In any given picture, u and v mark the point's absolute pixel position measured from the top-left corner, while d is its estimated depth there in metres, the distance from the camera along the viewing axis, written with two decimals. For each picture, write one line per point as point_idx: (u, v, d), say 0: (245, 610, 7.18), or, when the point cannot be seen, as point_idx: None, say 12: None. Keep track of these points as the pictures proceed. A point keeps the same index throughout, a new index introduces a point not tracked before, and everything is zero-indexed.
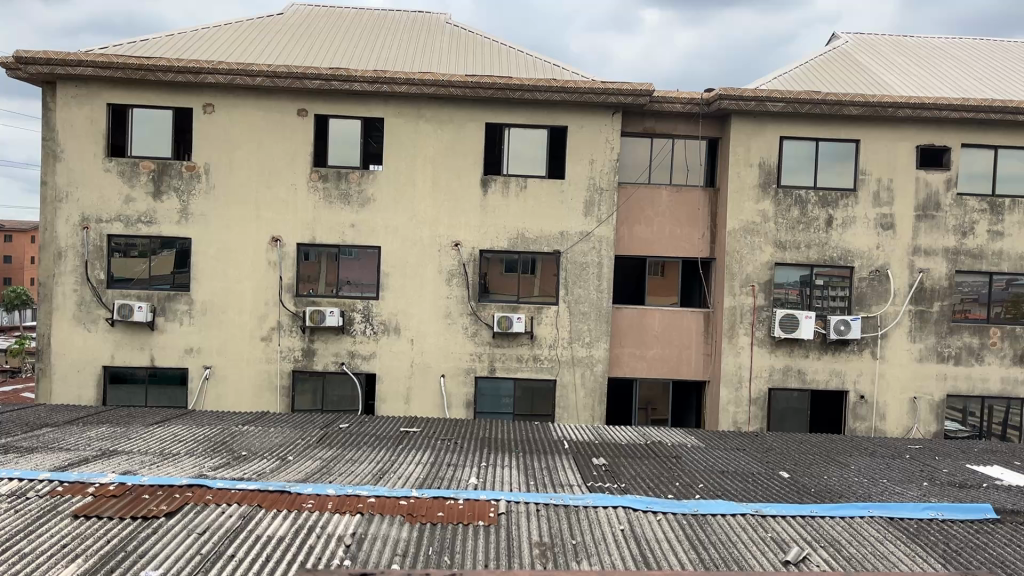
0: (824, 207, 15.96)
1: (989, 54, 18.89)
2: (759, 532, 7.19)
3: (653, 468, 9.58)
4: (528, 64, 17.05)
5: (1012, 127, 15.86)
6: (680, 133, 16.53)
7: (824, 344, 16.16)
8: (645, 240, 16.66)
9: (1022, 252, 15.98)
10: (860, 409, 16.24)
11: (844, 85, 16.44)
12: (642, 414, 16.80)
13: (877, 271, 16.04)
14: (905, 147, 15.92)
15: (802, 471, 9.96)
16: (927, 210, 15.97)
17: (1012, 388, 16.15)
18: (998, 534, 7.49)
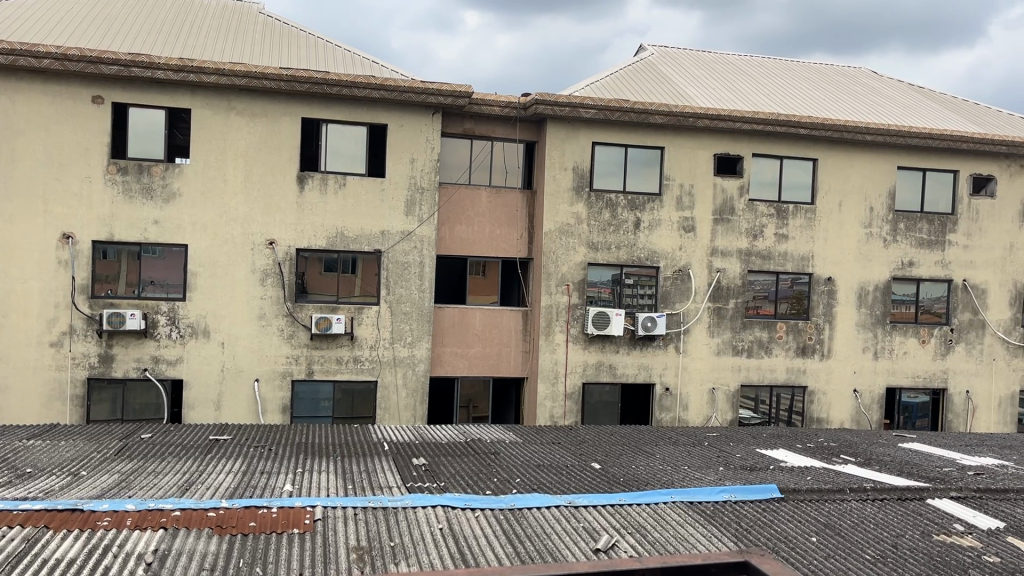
0: (633, 210, 16.84)
1: (776, 72, 20.69)
2: (573, 522, 7.48)
3: (472, 465, 9.71)
4: (346, 59, 16.74)
5: (795, 139, 17.43)
6: (499, 135, 16.81)
7: (633, 340, 17.03)
8: (465, 240, 16.83)
9: (803, 253, 17.62)
10: (666, 400, 17.27)
11: (651, 94, 17.43)
12: (463, 413, 16.97)
13: (680, 271, 17.12)
14: (705, 156, 17.08)
15: (612, 462, 10.46)
16: (723, 215, 17.22)
17: (795, 376, 17.77)
18: (782, 511, 8.23)
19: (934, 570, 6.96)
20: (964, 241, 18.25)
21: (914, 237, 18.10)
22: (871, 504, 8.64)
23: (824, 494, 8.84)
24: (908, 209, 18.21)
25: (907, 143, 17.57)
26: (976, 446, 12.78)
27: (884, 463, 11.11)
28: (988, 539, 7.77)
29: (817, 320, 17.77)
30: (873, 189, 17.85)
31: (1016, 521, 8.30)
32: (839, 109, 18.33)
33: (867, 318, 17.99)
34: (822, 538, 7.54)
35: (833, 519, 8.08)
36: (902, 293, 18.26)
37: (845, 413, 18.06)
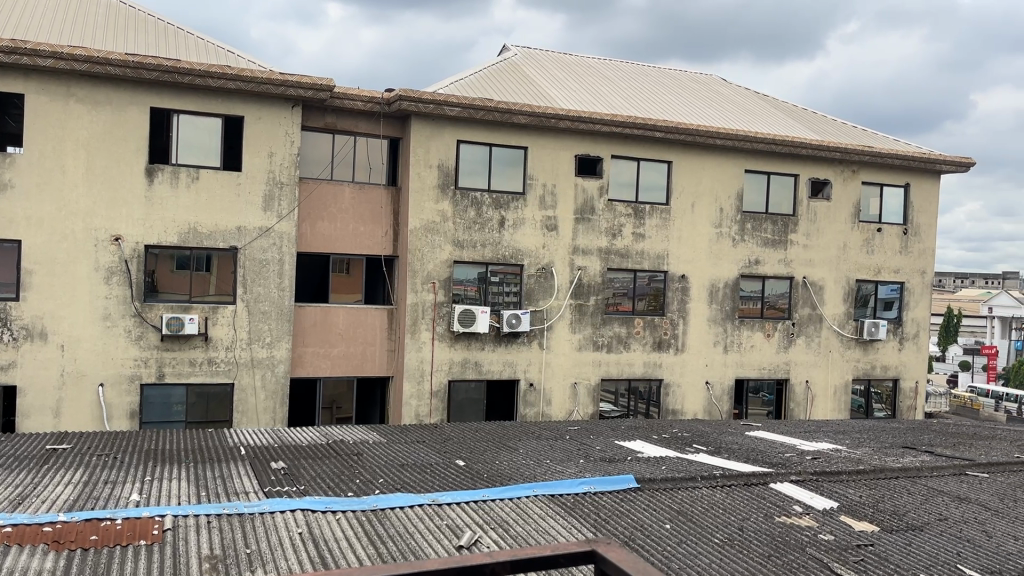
0: (497, 209, 16.99)
1: (633, 76, 21.44)
2: (436, 520, 7.47)
3: (333, 467, 9.53)
4: (199, 48, 16.01)
5: (651, 142, 18.11)
6: (361, 131, 16.54)
7: (498, 337, 17.19)
8: (328, 237, 16.47)
9: (659, 252, 18.34)
10: (530, 396, 17.55)
11: (513, 94, 17.65)
12: (326, 414, 16.62)
13: (543, 269, 17.43)
14: (566, 156, 17.45)
15: (476, 458, 10.53)
16: (584, 214, 17.67)
17: (652, 370, 18.47)
18: (638, 500, 8.54)
19: (776, 550, 7.43)
20: (804, 241, 19.52)
21: (759, 237, 19.19)
22: (719, 490, 9.11)
23: (677, 482, 9.23)
24: (754, 210, 19.28)
25: (753, 147, 18.61)
26: (813, 432, 13.70)
27: (732, 451, 11.73)
28: (824, 519, 8.37)
29: (672, 316, 18.56)
30: (723, 191, 18.78)
31: (848, 501, 8.98)
32: (692, 114, 19.18)
33: (717, 313, 18.93)
34: (675, 525, 7.88)
35: (686, 506, 8.46)
36: (749, 290, 19.33)
37: (698, 404, 18.96)
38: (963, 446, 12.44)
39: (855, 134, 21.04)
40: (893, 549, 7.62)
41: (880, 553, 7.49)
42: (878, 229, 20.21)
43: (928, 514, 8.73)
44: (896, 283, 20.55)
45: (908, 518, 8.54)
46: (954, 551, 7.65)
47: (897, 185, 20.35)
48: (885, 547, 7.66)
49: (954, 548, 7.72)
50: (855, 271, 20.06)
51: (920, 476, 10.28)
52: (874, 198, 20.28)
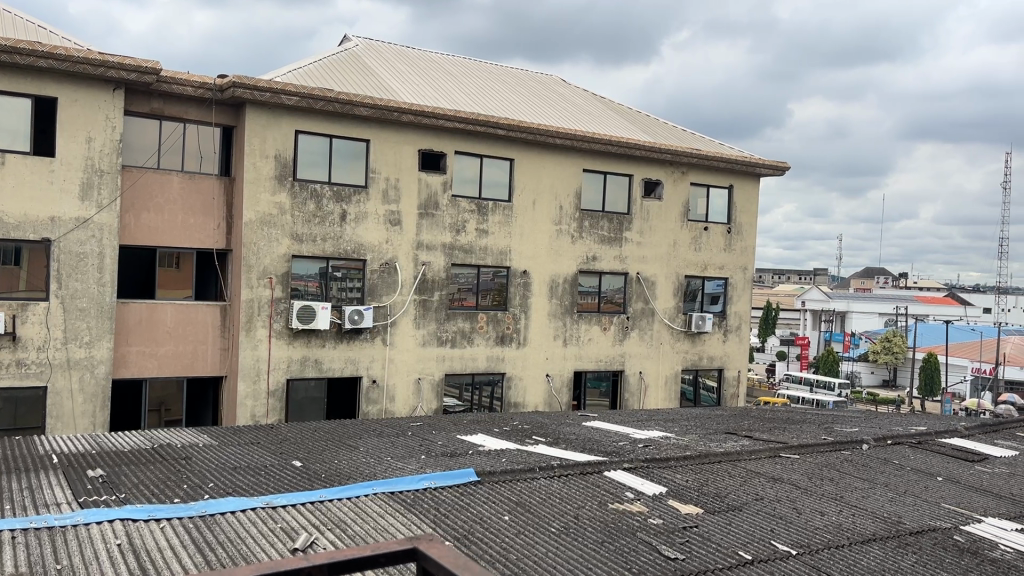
0: (338, 202, 16.62)
1: (476, 73, 21.58)
2: (270, 524, 7.21)
3: (159, 473, 8.99)
4: (5, 21, 14.63)
5: (494, 140, 18.28)
6: (192, 118, 15.69)
7: (340, 334, 16.84)
8: (154, 229, 15.53)
9: (502, 248, 18.58)
10: (372, 393, 17.33)
11: (354, 86, 17.31)
12: (153, 416, 15.71)
13: (386, 265, 17.23)
14: (409, 150, 17.32)
15: (314, 458, 10.26)
16: (427, 209, 17.61)
17: (495, 364, 18.71)
18: (478, 494, 8.61)
19: (609, 536, 7.71)
20: (638, 239, 20.36)
21: (596, 234, 19.84)
22: (557, 480, 9.35)
23: (516, 474, 9.38)
24: (593, 208, 19.90)
25: (591, 147, 19.22)
26: (645, 421, 14.34)
27: (570, 441, 12.06)
28: (653, 503, 8.78)
29: (514, 311, 18.86)
30: (562, 189, 19.26)
31: (675, 486, 9.46)
32: (533, 113, 19.53)
33: (558, 308, 19.44)
34: (514, 516, 8.01)
35: (524, 498, 8.62)
36: (588, 285, 19.95)
37: (539, 396, 19.40)
38: (778, 430, 13.39)
39: (684, 138, 22.16)
40: (715, 529, 8.10)
41: (702, 533, 7.94)
42: (705, 228, 21.40)
43: (747, 495, 9.34)
44: (720, 278, 21.86)
45: (728, 499, 9.11)
46: (768, 528, 8.23)
47: (722, 187, 21.62)
48: (708, 527, 8.13)
49: (769, 525, 8.31)
50: (685, 267, 21.15)
51: (740, 459, 10.98)
52: (701, 198, 21.43)
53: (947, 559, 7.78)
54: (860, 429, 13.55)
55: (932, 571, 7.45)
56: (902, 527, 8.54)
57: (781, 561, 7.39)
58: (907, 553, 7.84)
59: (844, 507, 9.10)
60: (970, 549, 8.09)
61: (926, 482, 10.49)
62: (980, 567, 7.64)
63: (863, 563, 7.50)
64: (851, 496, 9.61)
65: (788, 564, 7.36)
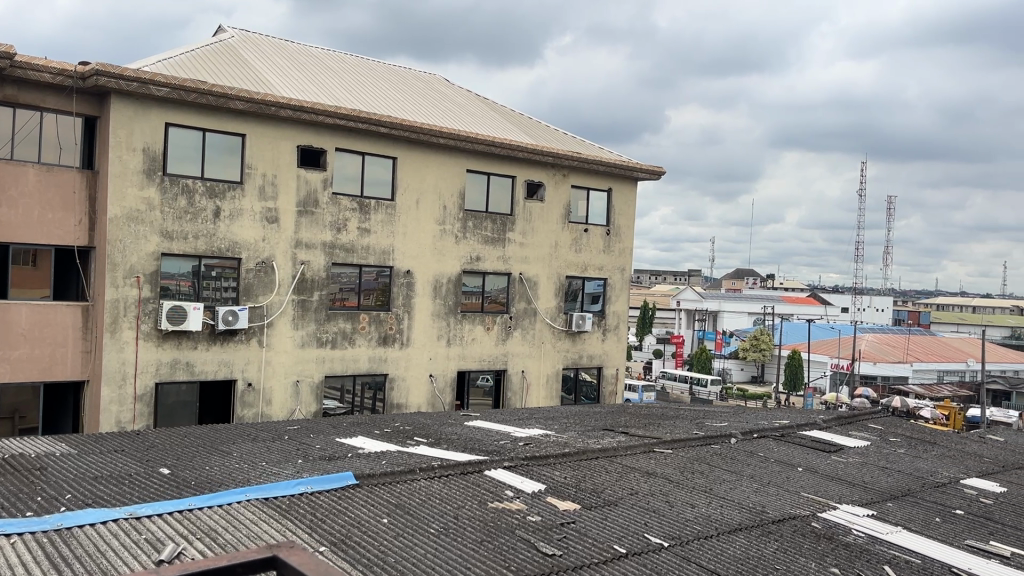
0: (211, 198, 16.00)
1: (359, 69, 21.26)
2: (133, 536, 6.86)
3: (10, 485, 8.40)
4: None
5: (376, 138, 18.05)
6: (50, 106, 14.73)
7: (213, 335, 16.22)
8: (7, 224, 14.48)
9: (384, 248, 18.37)
10: (248, 396, 16.80)
11: (229, 78, 16.72)
12: (6, 425, 14.67)
13: (263, 264, 16.72)
14: (288, 146, 16.87)
15: (183, 465, 9.84)
16: (306, 207, 17.20)
17: (377, 365, 18.48)
18: (356, 497, 8.48)
19: (488, 535, 7.75)
20: (520, 239, 20.55)
21: (479, 235, 19.90)
22: (437, 481, 9.31)
23: (396, 476, 9.28)
24: (476, 208, 19.93)
25: (474, 148, 19.27)
26: (525, 419, 14.51)
27: (451, 441, 12.05)
28: (532, 501, 8.88)
29: (397, 311, 18.68)
30: (446, 189, 19.21)
31: (554, 483, 9.61)
32: (416, 112, 19.40)
33: (441, 308, 19.39)
34: (393, 518, 7.93)
35: (403, 500, 8.55)
36: (471, 285, 19.98)
37: (421, 397, 19.30)
38: (653, 425, 13.82)
39: (565, 141, 22.54)
40: (591, 524, 8.27)
41: (579, 529, 8.10)
42: (585, 230, 21.82)
43: (622, 490, 9.60)
44: (600, 279, 22.37)
45: (605, 494, 9.34)
46: (642, 521, 8.48)
47: (602, 190, 22.10)
48: (584, 523, 8.30)
49: (642, 519, 8.57)
50: (566, 268, 21.52)
51: (617, 455, 11.26)
52: (581, 201, 21.82)
53: (806, 545, 8.25)
54: (728, 423, 14.16)
55: (792, 557, 7.87)
56: (766, 516, 8.99)
57: (653, 553, 7.64)
58: (770, 541, 8.26)
59: (713, 499, 9.49)
60: (826, 535, 8.60)
61: (788, 472, 11.08)
62: (835, 551, 8.15)
63: (729, 552, 7.84)
64: (720, 488, 10.03)
65: (660, 555, 7.61)
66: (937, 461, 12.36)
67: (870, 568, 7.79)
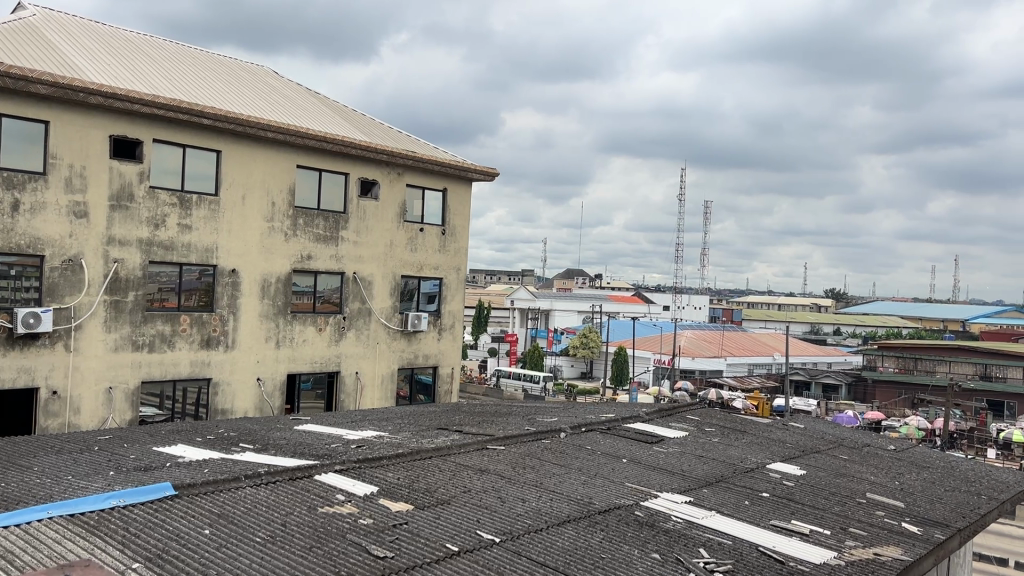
0: (9, 190, 14.63)
1: (179, 57, 20.12)
2: None
3: None
4: None
5: (199, 130, 17.14)
6: None
7: (11, 339, 14.84)
8: None
9: (207, 245, 17.49)
10: (52, 406, 15.50)
11: (30, 59, 15.37)
12: None
13: (70, 262, 15.47)
14: (99, 135, 15.69)
15: None
16: (120, 201, 16.06)
17: (199, 370, 17.58)
18: (175, 509, 7.99)
19: (317, 540, 7.56)
20: (353, 238, 20.17)
21: (310, 233, 19.34)
22: (263, 488, 8.97)
23: (219, 484, 8.85)
24: (307, 205, 19.35)
25: (304, 143, 18.71)
26: (358, 421, 14.28)
27: (279, 446, 11.65)
28: (364, 504, 8.75)
29: (221, 312, 17.85)
30: (274, 186, 18.54)
31: (387, 485, 9.50)
32: (242, 104, 18.61)
33: (270, 309, 18.70)
34: (215, 529, 7.56)
35: (226, 509, 8.16)
36: (302, 285, 19.41)
37: (248, 402, 18.55)
38: (486, 423, 14.00)
39: (399, 139, 22.34)
40: (423, 524, 8.25)
41: (412, 529, 8.06)
42: (420, 229, 21.71)
43: (455, 488, 9.65)
44: (435, 278, 22.38)
45: (438, 494, 9.33)
46: (474, 518, 8.56)
47: (437, 190, 22.07)
48: (417, 523, 8.26)
49: (475, 516, 8.65)
50: (401, 267, 21.34)
51: (450, 453, 11.30)
52: (416, 200, 21.69)
53: (629, 533, 8.63)
54: (558, 418, 14.57)
55: (616, 545, 8.21)
56: (593, 507, 9.32)
57: (485, 550, 7.73)
58: (596, 531, 8.58)
59: (543, 493, 9.74)
60: (648, 523, 9.04)
61: (613, 464, 11.55)
62: (655, 537, 8.58)
63: (558, 544, 8.07)
64: (550, 482, 10.31)
65: (491, 551, 7.71)
66: (747, 448, 13.32)
67: (687, 551, 8.27)
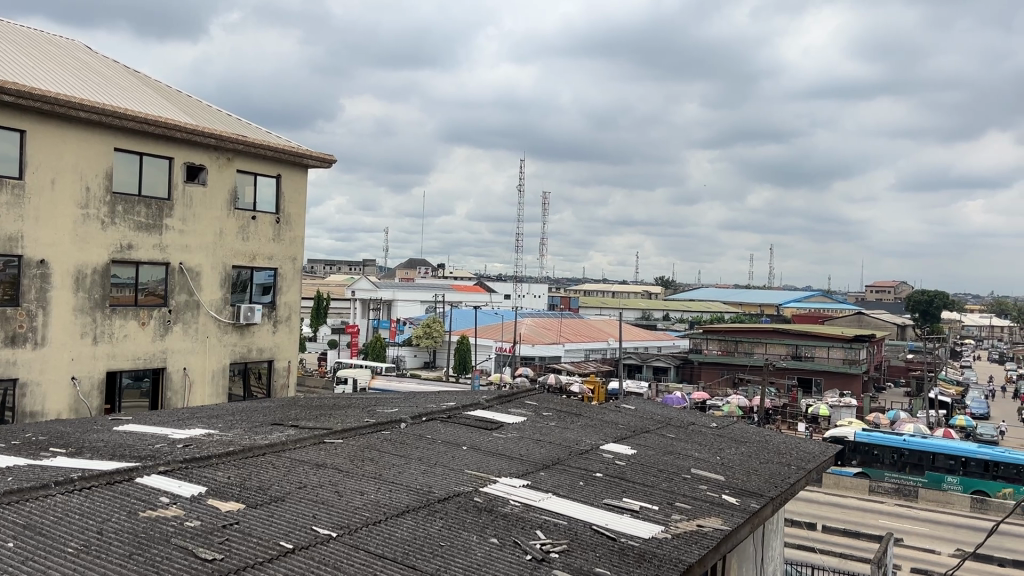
0: None
1: None
2: None
3: None
4: None
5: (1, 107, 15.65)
6: None
7: None
8: None
9: (10, 234, 16.08)
10: None
11: None
12: None
13: None
14: None
15: None
16: None
17: (3, 369, 16.15)
18: None
19: (139, 547, 7.12)
20: (179, 226, 19.09)
21: (131, 220, 18.12)
22: (77, 495, 8.32)
23: (24, 493, 8.11)
24: (126, 191, 18.11)
25: (123, 125, 17.50)
26: (186, 419, 13.56)
27: (96, 449, 10.86)
28: (191, 505, 8.31)
29: (28, 307, 16.44)
30: (89, 170, 17.22)
31: (216, 485, 9.07)
32: (50, 80, 17.16)
33: (85, 302, 17.39)
34: (20, 541, 6.93)
35: (33, 520, 7.50)
36: (122, 276, 18.20)
37: (61, 403, 17.20)
38: (323, 417, 13.67)
39: (229, 123, 21.33)
40: (256, 523, 7.95)
41: (243, 529, 7.74)
42: (252, 217, 20.85)
43: (290, 484, 9.35)
44: (269, 269, 21.59)
45: (271, 491, 9.02)
46: (309, 514, 8.35)
47: (270, 176, 21.26)
48: (248, 522, 7.95)
49: (311, 511, 8.43)
50: (231, 257, 20.41)
51: (284, 449, 10.94)
52: (248, 186, 20.79)
53: (468, 520, 8.70)
54: (398, 409, 14.45)
55: (456, 532, 8.26)
56: (433, 496, 9.32)
57: (321, 545, 7.55)
58: (435, 519, 8.59)
59: (382, 484, 9.63)
60: (487, 508, 9.15)
61: (453, 452, 11.59)
62: (494, 522, 8.70)
63: (397, 535, 8.01)
64: (388, 473, 10.21)
65: (328, 546, 7.54)
66: (582, 431, 13.75)
67: (524, 534, 8.44)
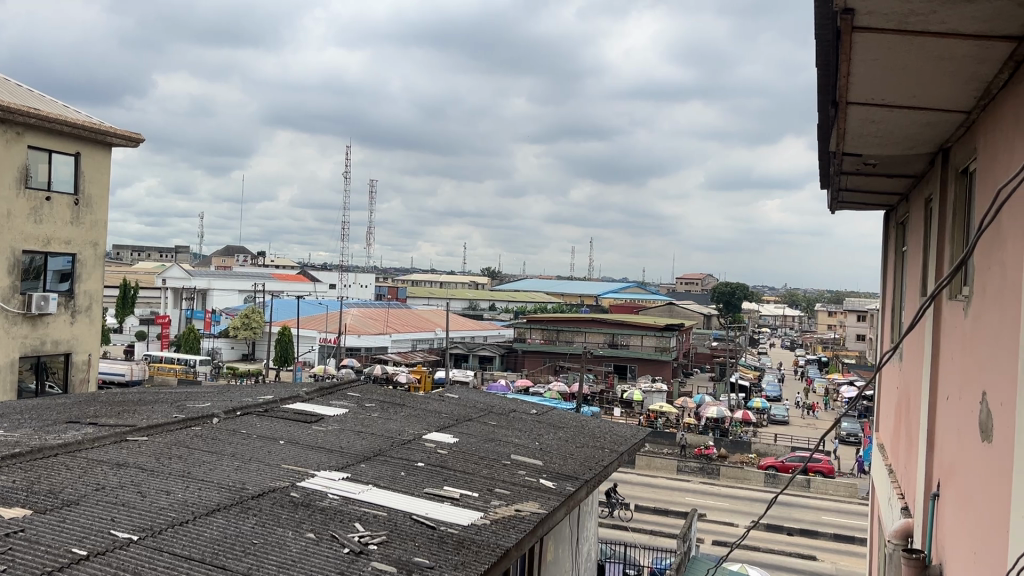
0: None
1: None
2: None
3: None
4: None
5: None
6: None
7: None
8: None
9: None
10: None
11: None
12: None
13: None
14: None
15: None
16: None
17: None
18: None
19: None
20: None
21: None
22: None
23: None
24: None
25: None
26: None
27: None
28: None
29: None
30: None
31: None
32: None
33: None
34: None
35: None
36: None
37: None
38: (127, 413, 12.79)
39: (19, 94, 19.42)
40: (45, 530, 7.32)
41: (29, 538, 7.09)
42: (46, 198, 19.14)
43: (85, 487, 8.68)
44: (66, 254, 19.96)
45: (63, 495, 8.33)
46: (107, 517, 7.79)
47: (67, 154, 19.58)
48: (36, 530, 7.30)
49: (109, 515, 7.87)
50: (21, 241, 18.62)
51: (80, 449, 10.13)
52: (43, 164, 19.05)
53: (283, 516, 8.43)
54: (210, 403, 13.78)
55: (270, 529, 8.00)
56: (246, 493, 8.96)
57: (120, 550, 7.06)
58: (248, 517, 8.26)
59: (190, 483, 9.14)
60: (304, 503, 8.91)
61: (270, 447, 11.19)
62: (311, 517, 8.49)
63: (206, 535, 7.64)
64: (198, 470, 9.70)
65: (128, 551, 7.07)
66: (405, 421, 13.70)
67: (342, 527, 8.30)
